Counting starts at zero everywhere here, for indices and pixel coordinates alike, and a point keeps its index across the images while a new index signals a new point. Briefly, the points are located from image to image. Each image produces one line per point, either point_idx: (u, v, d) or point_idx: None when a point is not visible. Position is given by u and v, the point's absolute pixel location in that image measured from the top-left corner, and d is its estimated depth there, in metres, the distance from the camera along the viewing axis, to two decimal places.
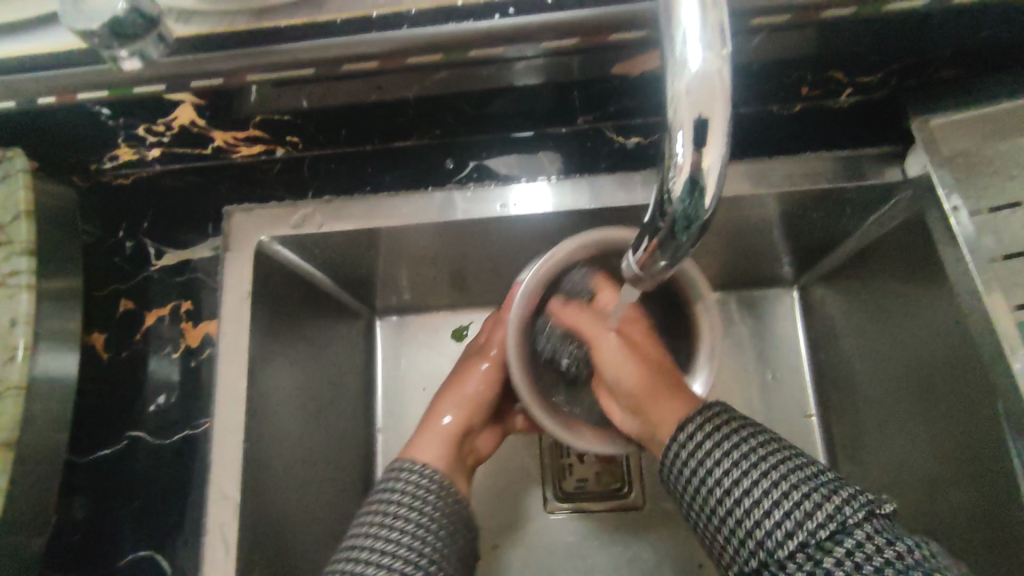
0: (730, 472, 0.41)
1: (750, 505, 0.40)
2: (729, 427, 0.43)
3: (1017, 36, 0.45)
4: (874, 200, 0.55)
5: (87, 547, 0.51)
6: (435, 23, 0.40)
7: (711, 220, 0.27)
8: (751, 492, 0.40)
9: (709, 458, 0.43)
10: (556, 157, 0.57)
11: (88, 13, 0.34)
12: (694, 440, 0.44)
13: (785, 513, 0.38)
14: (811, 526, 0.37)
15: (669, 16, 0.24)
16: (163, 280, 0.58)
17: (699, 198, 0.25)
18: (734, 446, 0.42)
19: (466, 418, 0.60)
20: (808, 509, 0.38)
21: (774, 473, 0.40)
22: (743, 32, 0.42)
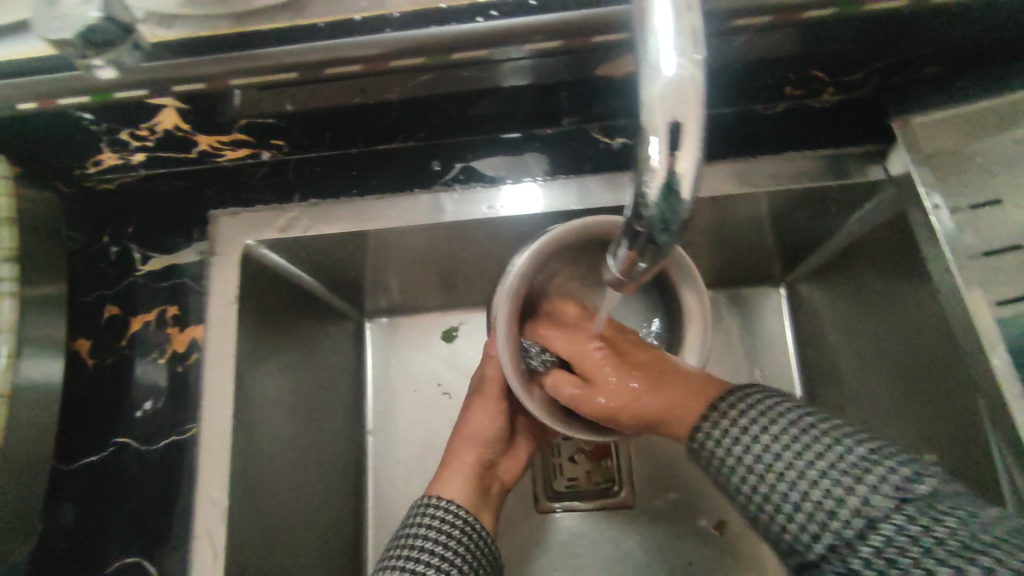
0: (766, 446, 0.42)
1: (791, 472, 0.41)
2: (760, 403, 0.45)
3: (995, 35, 0.45)
4: (858, 198, 0.55)
5: (72, 556, 0.50)
6: (418, 26, 0.40)
7: (686, 224, 0.27)
8: (791, 461, 0.41)
9: (742, 432, 0.44)
10: (542, 158, 0.57)
11: (62, 22, 0.34)
12: (725, 417, 0.45)
13: (828, 475, 0.39)
14: (831, 488, 0.39)
15: (642, 23, 0.25)
16: (147, 285, 0.57)
17: (675, 202, 0.25)
18: (768, 420, 0.43)
19: (482, 458, 0.58)
20: (850, 471, 0.39)
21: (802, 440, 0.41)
22: (723, 34, 0.42)
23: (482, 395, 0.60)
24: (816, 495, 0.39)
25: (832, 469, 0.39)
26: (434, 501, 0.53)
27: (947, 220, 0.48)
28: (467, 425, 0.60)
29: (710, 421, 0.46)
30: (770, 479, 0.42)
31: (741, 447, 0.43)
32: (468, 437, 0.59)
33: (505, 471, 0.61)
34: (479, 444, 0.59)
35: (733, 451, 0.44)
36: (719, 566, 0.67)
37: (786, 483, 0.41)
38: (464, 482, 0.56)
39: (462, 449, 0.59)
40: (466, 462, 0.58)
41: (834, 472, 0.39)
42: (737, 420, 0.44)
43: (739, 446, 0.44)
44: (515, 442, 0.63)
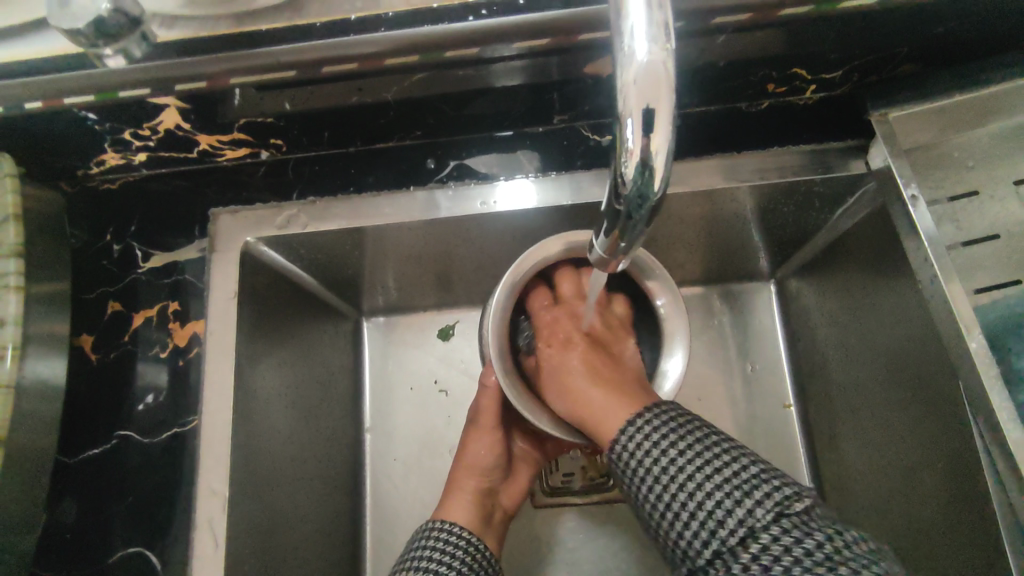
0: (676, 463, 0.41)
1: (695, 492, 0.40)
2: (673, 418, 0.44)
3: (969, 33, 0.47)
4: (841, 193, 0.57)
5: (75, 547, 0.51)
6: (412, 25, 0.42)
7: (660, 203, 0.28)
8: (696, 481, 0.40)
9: (655, 448, 0.42)
10: (534, 156, 0.58)
11: (74, 14, 0.36)
12: (639, 430, 0.44)
13: (726, 497, 0.38)
14: (726, 509, 0.38)
15: (620, 8, 0.26)
16: (150, 282, 0.58)
17: (650, 180, 0.27)
18: (679, 438, 0.42)
19: (481, 487, 0.58)
20: (748, 493, 0.38)
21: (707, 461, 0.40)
22: (705, 31, 0.43)
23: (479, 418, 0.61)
24: (713, 544, 0.38)
25: (732, 491, 0.39)
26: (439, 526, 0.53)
27: (925, 214, 0.49)
28: (465, 455, 0.60)
29: (630, 437, 0.44)
30: (675, 497, 0.40)
31: (653, 462, 0.42)
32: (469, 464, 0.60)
33: (507, 496, 0.60)
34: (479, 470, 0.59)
35: (644, 467, 0.42)
36: None
37: (689, 501, 0.40)
38: (470, 509, 0.56)
39: (462, 480, 0.59)
40: (467, 491, 0.58)
41: (733, 495, 0.38)
42: (650, 436, 0.43)
43: (652, 463, 0.42)
44: (521, 467, 0.62)
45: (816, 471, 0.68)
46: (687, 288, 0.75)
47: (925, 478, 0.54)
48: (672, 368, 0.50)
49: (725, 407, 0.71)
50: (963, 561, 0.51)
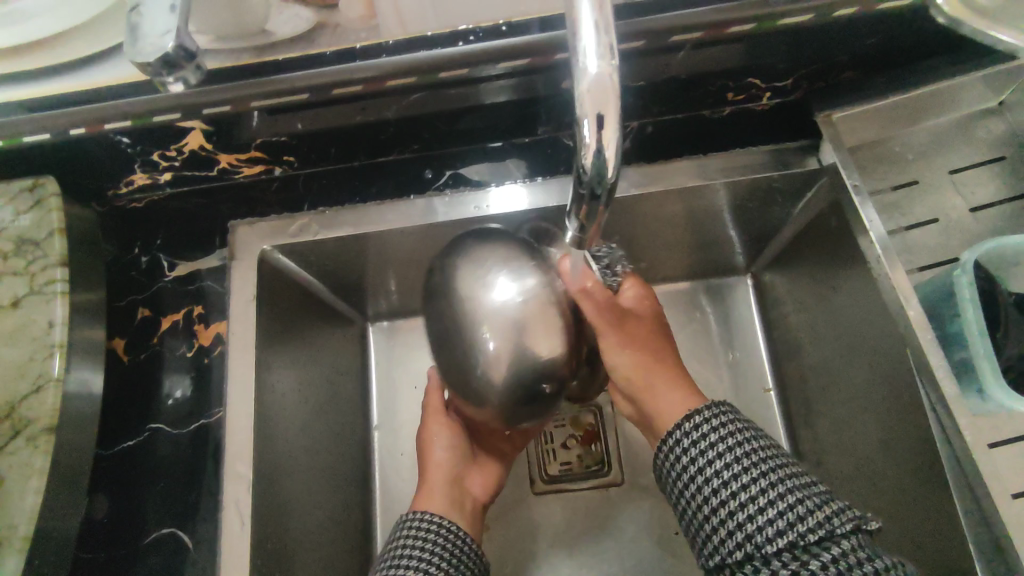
0: (743, 473, 0.47)
1: (764, 499, 0.45)
2: (740, 432, 0.50)
3: (900, 44, 0.53)
4: (800, 189, 0.63)
5: (114, 530, 0.56)
6: (410, 51, 0.47)
7: (612, 191, 0.31)
8: (762, 489, 0.45)
9: (718, 456, 0.48)
10: (521, 163, 0.65)
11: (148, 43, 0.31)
12: (704, 438, 0.50)
13: (795, 507, 0.44)
14: (794, 515, 0.44)
15: (574, 25, 0.29)
16: (174, 289, 0.64)
17: (603, 171, 0.30)
18: (744, 451, 0.48)
19: (450, 478, 0.63)
20: (819, 507, 0.44)
21: (773, 471, 0.46)
22: (666, 48, 0.50)
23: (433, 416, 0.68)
24: (781, 542, 0.43)
25: (801, 503, 0.44)
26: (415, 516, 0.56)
27: (868, 203, 0.55)
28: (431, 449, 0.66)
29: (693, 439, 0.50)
30: (739, 500, 0.46)
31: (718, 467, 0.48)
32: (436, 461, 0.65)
33: (479, 488, 0.66)
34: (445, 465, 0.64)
35: (707, 471, 0.48)
36: None
37: (755, 505, 0.45)
38: (445, 496, 0.61)
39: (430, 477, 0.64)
40: (439, 484, 0.62)
41: (803, 506, 0.44)
42: (715, 444, 0.49)
43: (720, 466, 0.48)
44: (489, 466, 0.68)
45: (795, 448, 0.73)
46: (670, 284, 0.81)
47: (892, 456, 0.59)
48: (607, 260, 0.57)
49: (708, 393, 0.76)
50: (917, 540, 0.56)
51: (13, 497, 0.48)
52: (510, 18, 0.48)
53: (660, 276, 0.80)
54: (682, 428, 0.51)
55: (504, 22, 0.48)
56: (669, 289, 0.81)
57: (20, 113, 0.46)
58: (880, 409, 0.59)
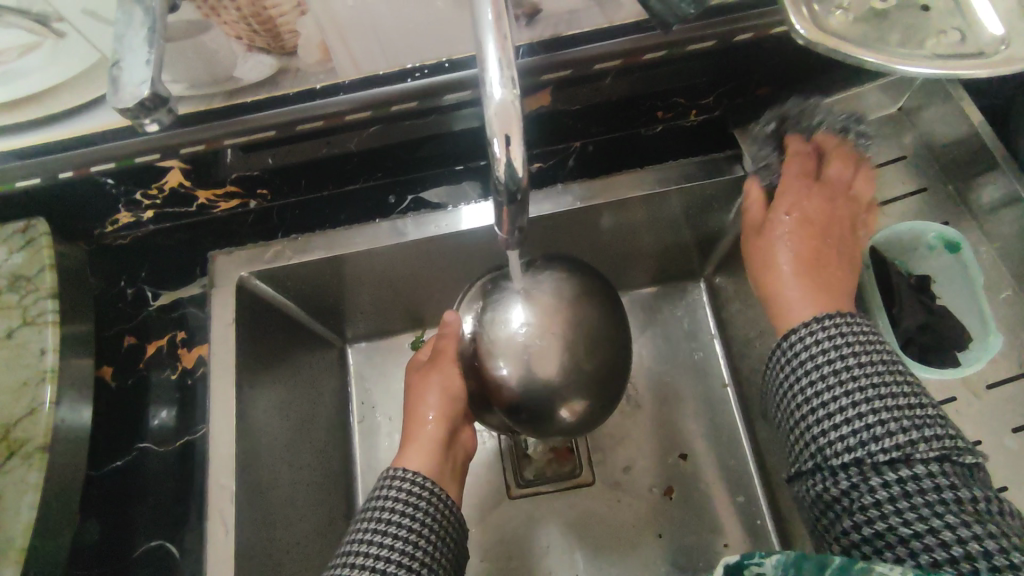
0: (848, 394, 0.46)
1: (851, 416, 0.45)
2: (869, 358, 0.47)
3: (801, 63, 0.60)
4: (731, 196, 0.69)
5: (105, 545, 0.60)
6: (364, 89, 0.53)
7: (525, 194, 0.37)
8: (854, 407, 0.45)
9: (830, 374, 0.47)
10: (477, 184, 0.70)
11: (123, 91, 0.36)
12: (821, 353, 0.49)
13: (883, 428, 0.44)
14: (879, 435, 0.44)
15: (482, 63, 0.34)
16: (158, 317, 0.68)
17: (513, 179, 0.36)
18: (858, 373, 0.46)
19: (440, 437, 0.61)
20: (908, 432, 0.43)
21: (876, 392, 0.45)
22: (592, 75, 0.56)
23: (433, 365, 0.62)
24: (857, 458, 0.44)
25: (890, 425, 0.44)
26: (397, 473, 0.54)
27: None
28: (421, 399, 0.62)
29: (807, 347, 0.50)
30: (831, 414, 0.46)
31: (823, 383, 0.47)
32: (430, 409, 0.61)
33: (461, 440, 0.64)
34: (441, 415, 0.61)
35: (813, 386, 0.48)
36: (671, 525, 0.75)
37: (854, 419, 0.45)
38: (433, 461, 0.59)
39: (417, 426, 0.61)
40: (428, 443, 0.60)
41: (890, 429, 0.44)
42: (830, 363, 0.48)
43: (823, 381, 0.47)
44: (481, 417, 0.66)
45: (754, 439, 0.77)
46: (629, 293, 0.86)
47: None
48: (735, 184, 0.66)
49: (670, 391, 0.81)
50: None
51: (10, 512, 0.52)
52: (452, 56, 0.53)
53: (619, 286, 0.85)
54: (802, 331, 0.50)
55: (446, 59, 0.53)
56: (629, 297, 0.86)
57: (14, 159, 0.51)
58: None
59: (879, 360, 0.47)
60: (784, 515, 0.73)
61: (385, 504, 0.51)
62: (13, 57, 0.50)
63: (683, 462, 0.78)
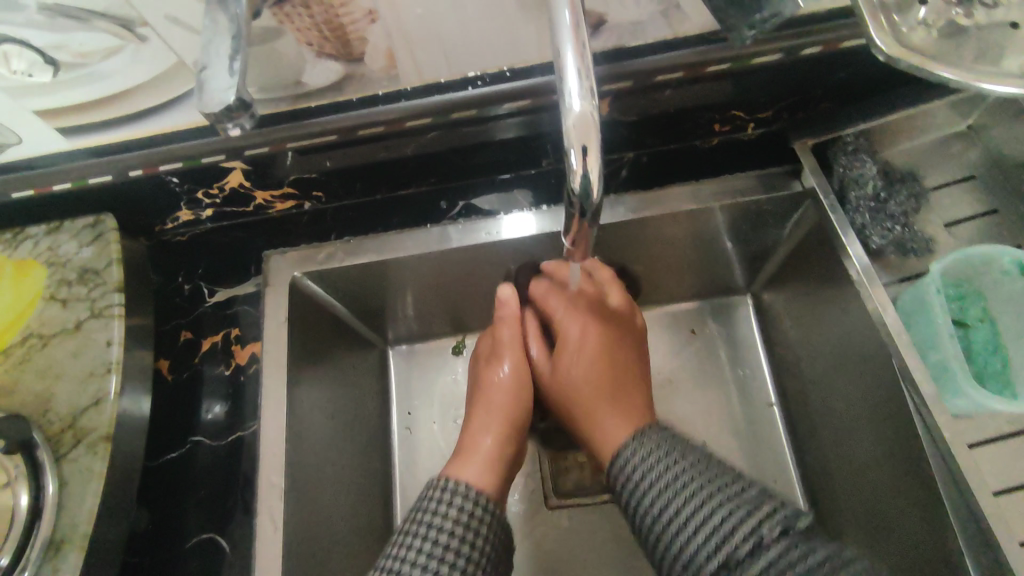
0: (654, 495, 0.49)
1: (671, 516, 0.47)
2: (657, 449, 0.52)
3: (865, 78, 0.59)
4: (787, 211, 0.67)
5: (159, 534, 0.61)
6: (428, 96, 0.54)
7: (596, 209, 0.38)
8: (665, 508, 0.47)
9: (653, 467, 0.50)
10: (527, 192, 0.71)
11: (207, 97, 0.38)
12: (637, 457, 0.52)
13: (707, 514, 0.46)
14: (697, 529, 0.45)
15: (558, 76, 0.35)
16: (214, 314, 0.70)
17: (588, 189, 0.36)
18: (663, 463, 0.50)
19: (500, 441, 0.63)
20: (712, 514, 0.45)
21: (678, 477, 0.49)
22: (653, 86, 0.56)
23: (495, 361, 0.69)
24: (720, 553, 0.44)
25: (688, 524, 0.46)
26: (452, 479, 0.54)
27: (846, 225, 0.60)
28: (487, 394, 0.67)
29: (631, 460, 0.52)
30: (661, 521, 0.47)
31: (654, 479, 0.49)
32: (497, 388, 0.67)
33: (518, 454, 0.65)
34: (508, 395, 0.66)
35: (649, 490, 0.49)
36: None
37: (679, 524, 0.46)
38: (485, 467, 0.59)
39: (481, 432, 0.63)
40: (489, 444, 0.62)
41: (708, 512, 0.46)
42: (647, 459, 0.51)
43: (648, 480, 0.50)
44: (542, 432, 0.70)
45: (801, 462, 0.75)
46: (675, 306, 0.85)
47: (883, 466, 0.61)
48: (859, 256, 0.59)
49: (715, 408, 0.79)
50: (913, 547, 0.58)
51: (75, 498, 0.54)
52: (514, 64, 0.53)
53: (665, 299, 0.84)
54: (629, 448, 0.53)
55: (507, 68, 0.53)
56: (674, 311, 0.84)
57: (120, 152, 0.55)
58: (871, 419, 0.62)
59: (669, 449, 0.52)
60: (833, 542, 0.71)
61: (441, 511, 0.50)
62: (96, 59, 0.48)
63: None
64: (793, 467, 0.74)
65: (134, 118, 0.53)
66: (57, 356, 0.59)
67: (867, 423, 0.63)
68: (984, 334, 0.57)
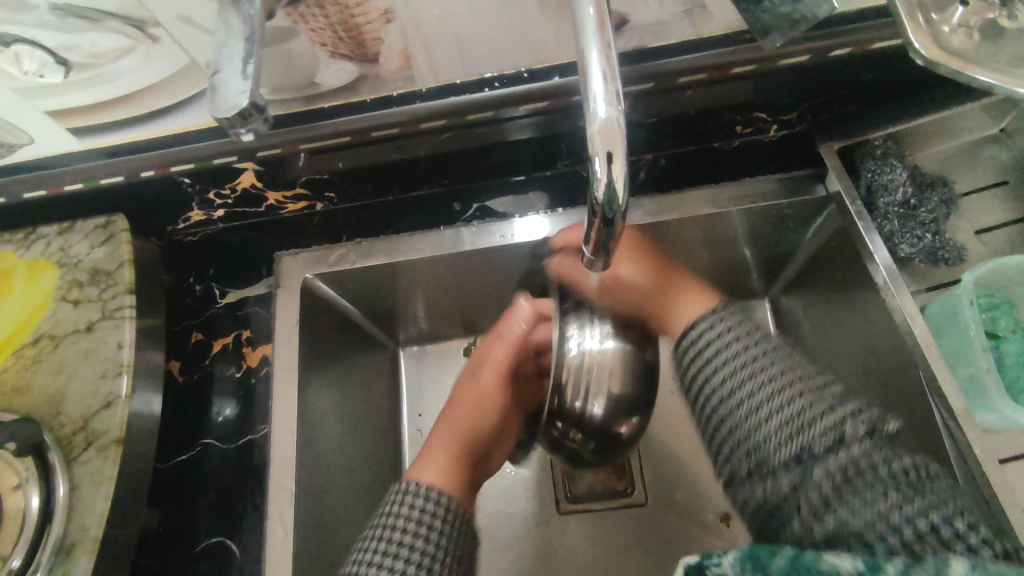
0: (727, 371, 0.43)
1: (742, 407, 0.41)
2: (731, 331, 0.45)
3: (894, 79, 0.57)
4: (810, 215, 0.65)
5: (169, 537, 0.61)
6: (441, 97, 0.52)
7: (621, 217, 0.36)
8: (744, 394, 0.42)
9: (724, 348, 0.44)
10: (543, 195, 0.70)
11: (219, 101, 0.36)
12: (707, 326, 0.46)
13: (787, 423, 0.40)
14: (783, 435, 0.39)
15: (584, 80, 0.33)
16: (225, 315, 0.69)
17: (613, 199, 0.34)
18: (734, 343, 0.44)
19: (459, 445, 0.59)
20: (808, 423, 0.39)
21: (754, 370, 0.42)
22: (676, 87, 0.54)
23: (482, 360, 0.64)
24: (800, 462, 0.39)
25: (768, 436, 0.40)
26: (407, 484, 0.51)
27: (874, 231, 0.58)
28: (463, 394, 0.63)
29: (701, 330, 0.46)
30: (733, 406, 0.42)
31: (716, 368, 0.44)
32: (481, 382, 0.63)
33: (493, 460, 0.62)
34: (487, 390, 0.62)
35: (715, 360, 0.44)
36: None
37: (756, 430, 0.40)
38: (441, 468, 0.55)
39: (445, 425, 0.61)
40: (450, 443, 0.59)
41: (790, 421, 0.40)
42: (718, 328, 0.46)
43: (724, 356, 0.44)
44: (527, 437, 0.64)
45: None
46: None
47: None
48: (886, 262, 0.57)
49: None
50: None
51: (86, 502, 0.53)
52: (532, 65, 0.51)
53: None
54: (698, 326, 0.47)
55: (525, 68, 0.51)
56: None
57: (128, 152, 0.53)
58: None
59: (756, 338, 0.45)
60: None
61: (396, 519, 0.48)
62: (107, 59, 0.48)
63: None
64: None
65: (145, 119, 0.52)
66: (68, 358, 0.58)
67: None
68: (1017, 346, 0.55)
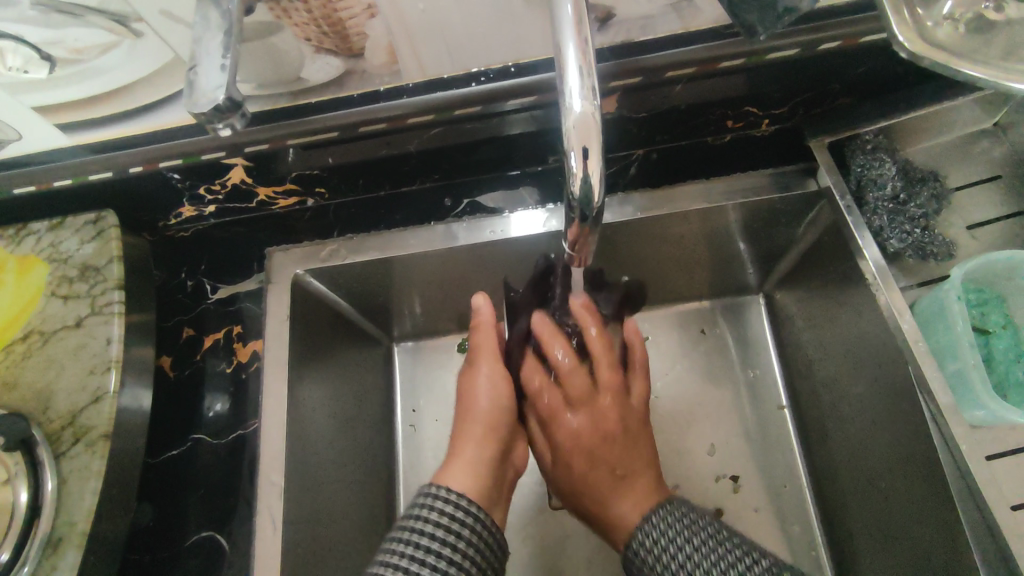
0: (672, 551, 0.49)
1: (677, 566, 0.48)
2: (690, 533, 0.50)
3: (885, 73, 0.57)
4: (802, 210, 0.65)
5: (159, 531, 0.61)
6: (430, 91, 0.53)
7: (598, 213, 0.36)
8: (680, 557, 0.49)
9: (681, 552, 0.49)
10: (534, 190, 0.70)
11: (195, 96, 0.36)
12: (658, 530, 0.51)
13: None
14: None
15: (560, 74, 0.33)
16: (217, 311, 0.70)
17: (589, 194, 0.35)
18: (690, 539, 0.50)
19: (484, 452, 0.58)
20: None
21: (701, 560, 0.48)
22: (663, 82, 0.54)
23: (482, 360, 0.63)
24: None
25: (689, 572, 0.48)
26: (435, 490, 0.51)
27: (864, 227, 0.58)
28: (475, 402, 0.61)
29: (647, 535, 0.51)
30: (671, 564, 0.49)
31: (669, 560, 0.49)
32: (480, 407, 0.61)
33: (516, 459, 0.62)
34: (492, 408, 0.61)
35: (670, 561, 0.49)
36: None
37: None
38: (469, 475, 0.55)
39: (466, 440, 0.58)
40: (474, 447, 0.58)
41: None
42: (672, 548, 0.50)
43: (676, 555, 0.49)
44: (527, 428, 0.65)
45: (810, 466, 0.73)
46: (686, 305, 0.83)
47: (896, 475, 0.59)
48: (875, 256, 0.57)
49: (724, 410, 0.77)
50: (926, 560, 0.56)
51: (73, 498, 0.54)
52: (518, 60, 0.52)
53: (676, 299, 0.82)
54: (643, 529, 0.52)
55: (513, 63, 0.52)
56: (685, 310, 0.82)
57: (119, 149, 0.54)
58: (884, 427, 0.60)
59: (704, 528, 0.50)
60: (843, 551, 0.68)
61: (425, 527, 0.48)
62: (92, 55, 0.47)
63: (735, 485, 0.74)
64: (803, 472, 0.73)
65: (130, 115, 0.52)
66: (57, 353, 0.59)
67: (880, 431, 0.61)
68: (1006, 342, 0.55)
